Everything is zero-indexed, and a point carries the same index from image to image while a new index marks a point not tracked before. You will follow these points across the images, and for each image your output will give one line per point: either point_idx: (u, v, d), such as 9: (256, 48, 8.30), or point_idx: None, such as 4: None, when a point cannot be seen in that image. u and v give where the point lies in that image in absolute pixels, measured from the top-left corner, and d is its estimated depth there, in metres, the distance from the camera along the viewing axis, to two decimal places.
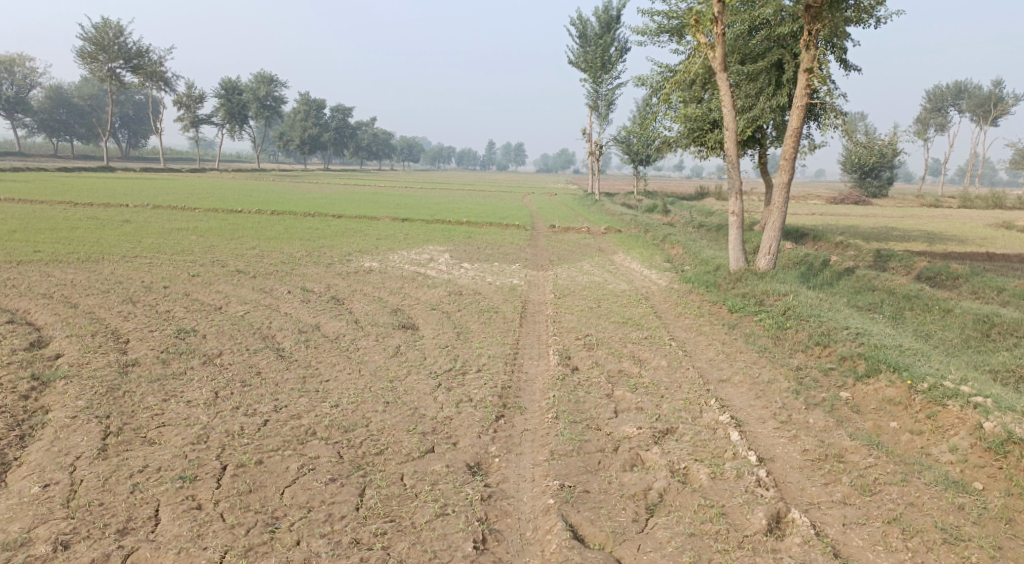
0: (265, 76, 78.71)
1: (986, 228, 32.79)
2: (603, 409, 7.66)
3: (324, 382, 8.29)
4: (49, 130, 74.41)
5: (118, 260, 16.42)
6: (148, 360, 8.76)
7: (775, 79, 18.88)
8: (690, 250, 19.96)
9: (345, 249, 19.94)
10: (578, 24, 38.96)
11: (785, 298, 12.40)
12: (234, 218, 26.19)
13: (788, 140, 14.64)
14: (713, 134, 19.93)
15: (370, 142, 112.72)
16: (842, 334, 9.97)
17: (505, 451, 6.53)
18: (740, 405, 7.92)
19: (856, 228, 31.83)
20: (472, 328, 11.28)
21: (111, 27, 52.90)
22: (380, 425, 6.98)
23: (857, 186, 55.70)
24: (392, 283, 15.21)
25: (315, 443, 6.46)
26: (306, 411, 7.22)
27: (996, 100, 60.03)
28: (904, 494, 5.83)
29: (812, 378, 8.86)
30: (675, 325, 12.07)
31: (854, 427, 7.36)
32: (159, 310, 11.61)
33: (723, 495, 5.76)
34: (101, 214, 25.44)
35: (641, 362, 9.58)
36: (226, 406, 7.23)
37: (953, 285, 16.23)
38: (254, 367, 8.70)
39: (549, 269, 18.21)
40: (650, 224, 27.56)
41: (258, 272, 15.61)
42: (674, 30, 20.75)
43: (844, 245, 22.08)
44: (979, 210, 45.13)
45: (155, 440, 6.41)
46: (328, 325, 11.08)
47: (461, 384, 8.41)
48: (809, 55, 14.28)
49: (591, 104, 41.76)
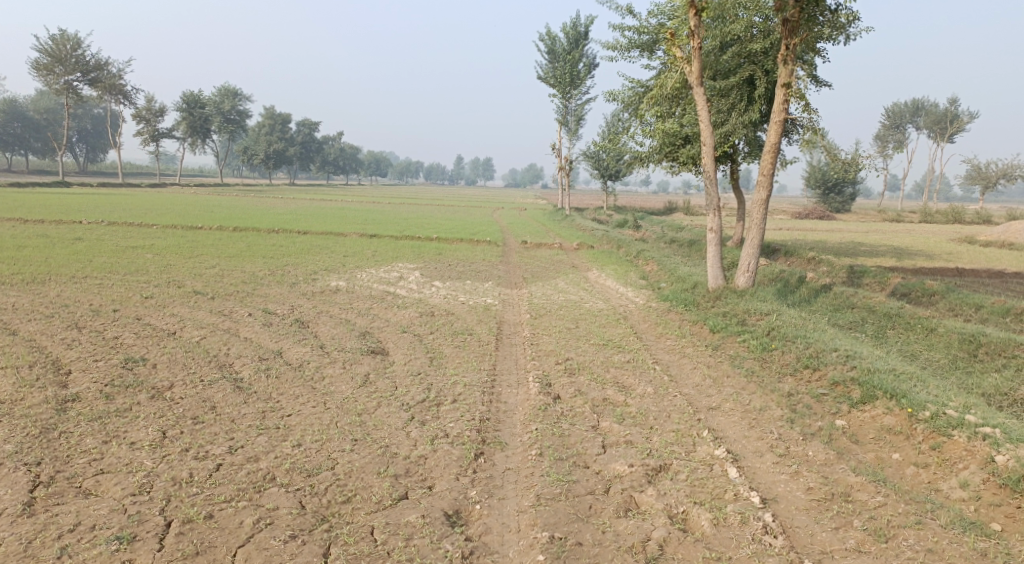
0: (229, 90, 77.49)
1: (949, 242, 33.21)
2: (590, 444, 7.10)
3: (285, 417, 7.59)
4: (2, 143, 71.85)
5: (66, 281, 15.46)
6: (89, 395, 7.96)
7: (746, 95, 18.69)
8: (666, 267, 19.62)
9: (310, 267, 19.16)
10: (547, 40, 38.83)
11: (768, 317, 12.01)
12: (193, 235, 25.20)
13: (767, 155, 14.37)
14: (685, 150, 19.70)
15: (337, 157, 111.26)
16: (832, 356, 9.59)
17: (486, 496, 5.94)
18: (733, 436, 7.45)
19: (824, 243, 31.88)
20: (445, 352, 10.65)
21: (68, 39, 51.37)
22: (347, 467, 6.32)
23: (822, 201, 56.36)
24: (360, 304, 14.52)
25: (274, 491, 5.78)
26: (265, 452, 6.54)
27: (952, 118, 61.51)
28: (921, 539, 5.51)
29: (804, 404, 8.45)
30: (657, 347, 11.57)
31: (856, 460, 6.97)
32: (106, 336, 10.75)
33: (728, 545, 5.36)
34: (51, 231, 24.25)
35: (626, 390, 9.02)
36: (174, 449, 6.50)
37: (929, 301, 16.15)
38: (207, 402, 7.94)
39: (523, 288, 17.67)
40: (622, 240, 27.23)
41: (217, 293, 14.77)
42: (644, 45, 20.55)
43: (817, 261, 21.99)
44: (940, 225, 45.92)
45: (92, 492, 5.66)
46: (290, 351, 10.36)
47: (435, 417, 7.77)
48: (787, 70, 14.01)
49: (560, 120, 41.57)
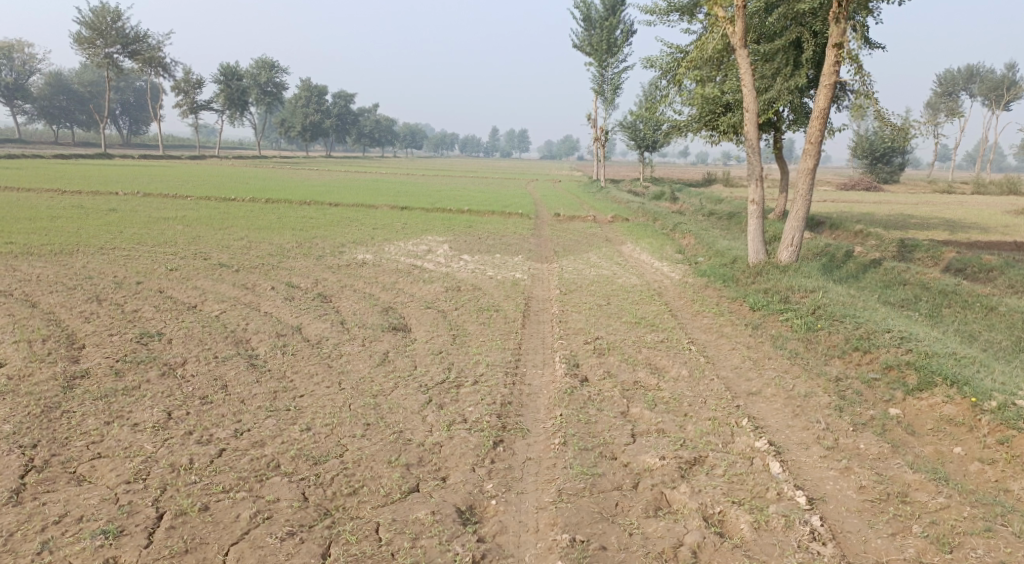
0: (267, 62, 77.38)
1: (1004, 215, 31.51)
2: (618, 432, 6.59)
3: (297, 398, 7.22)
4: (49, 116, 73.26)
5: (94, 252, 15.41)
6: (99, 371, 7.74)
7: (793, 58, 17.64)
8: (703, 241, 18.81)
9: (338, 240, 18.84)
10: (582, 5, 37.61)
11: (813, 295, 11.24)
12: (225, 206, 25.10)
13: (815, 121, 13.43)
14: (725, 118, 18.80)
15: (374, 129, 111.09)
16: (884, 338, 8.86)
17: (504, 490, 5.51)
18: (776, 426, 6.84)
19: (871, 215, 30.44)
20: (469, 330, 10.19)
21: (108, 11, 51.65)
22: (356, 455, 5.93)
23: (868, 172, 54.07)
24: (386, 278, 14.14)
25: (275, 481, 5.47)
26: (272, 437, 6.17)
27: (1010, 84, 58.30)
28: (992, 549, 4.89)
29: (854, 391, 7.79)
30: (693, 325, 10.95)
31: (913, 455, 6.34)
32: (125, 310, 10.54)
33: (770, 553, 4.84)
34: (88, 202, 24.41)
35: (659, 372, 8.45)
36: (177, 431, 6.20)
37: (987, 278, 15.15)
38: (219, 380, 7.63)
39: (554, 262, 17.11)
40: (658, 212, 26.38)
41: (242, 266, 14.50)
42: (684, 8, 19.51)
43: (865, 234, 20.93)
44: (995, 197, 43.71)
45: (86, 478, 5.48)
46: (309, 327, 10.01)
47: (454, 400, 7.32)
48: (838, 29, 12.96)
49: (596, 89, 40.44)
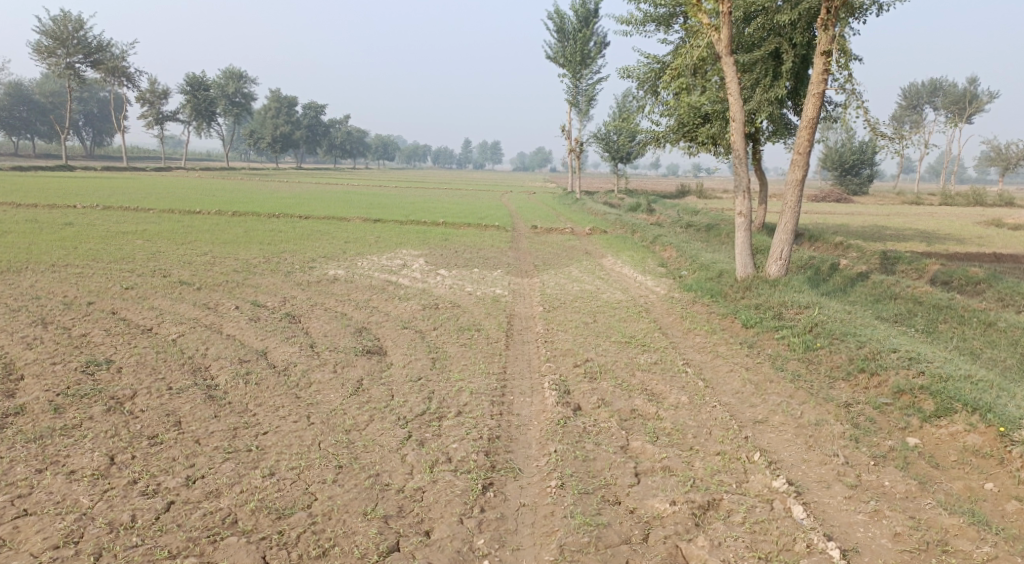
0: (234, 72, 75.96)
1: (975, 225, 31.69)
2: (620, 471, 5.96)
3: (260, 436, 6.42)
4: (9, 127, 71.03)
5: (45, 269, 14.40)
6: (36, 408, 6.88)
7: (772, 69, 17.11)
8: (686, 253, 18.36)
9: (308, 254, 18.00)
10: (555, 17, 37.31)
11: (809, 311, 10.72)
12: (190, 220, 24.06)
13: (803, 132, 13.00)
14: (704, 129, 18.39)
15: (344, 140, 109.74)
16: (891, 357, 8.36)
17: (498, 546, 4.97)
18: (791, 461, 6.27)
19: (847, 227, 30.29)
20: (450, 352, 9.49)
21: (69, 19, 50.09)
22: (326, 506, 5.22)
23: (838, 183, 54.07)
24: (359, 295, 13.38)
25: (231, 542, 4.78)
26: (230, 485, 5.40)
27: (972, 98, 59.08)
28: None
29: (867, 417, 7.28)
30: (686, 344, 10.37)
31: (943, 493, 5.87)
32: (72, 334, 9.63)
33: None
34: (43, 216, 23.20)
35: (657, 399, 7.82)
36: (119, 480, 5.39)
37: (975, 290, 14.91)
38: (172, 416, 6.80)
39: (535, 276, 16.47)
40: (637, 224, 25.93)
41: (204, 283, 13.62)
42: (661, 19, 19.12)
43: (846, 246, 20.66)
44: (963, 208, 44.21)
45: (5, 542, 4.70)
46: (276, 352, 9.21)
47: (436, 435, 6.58)
48: (827, 36, 12.55)
49: (570, 101, 40.10)
